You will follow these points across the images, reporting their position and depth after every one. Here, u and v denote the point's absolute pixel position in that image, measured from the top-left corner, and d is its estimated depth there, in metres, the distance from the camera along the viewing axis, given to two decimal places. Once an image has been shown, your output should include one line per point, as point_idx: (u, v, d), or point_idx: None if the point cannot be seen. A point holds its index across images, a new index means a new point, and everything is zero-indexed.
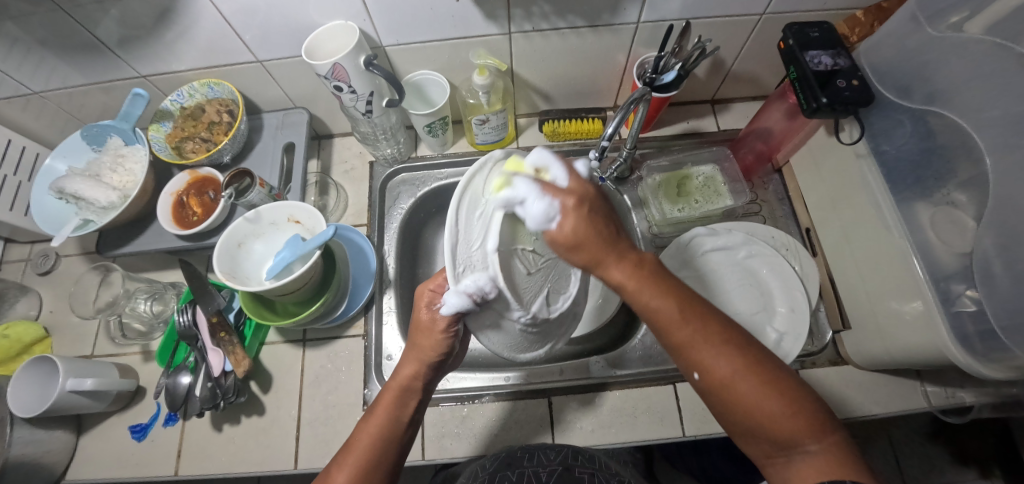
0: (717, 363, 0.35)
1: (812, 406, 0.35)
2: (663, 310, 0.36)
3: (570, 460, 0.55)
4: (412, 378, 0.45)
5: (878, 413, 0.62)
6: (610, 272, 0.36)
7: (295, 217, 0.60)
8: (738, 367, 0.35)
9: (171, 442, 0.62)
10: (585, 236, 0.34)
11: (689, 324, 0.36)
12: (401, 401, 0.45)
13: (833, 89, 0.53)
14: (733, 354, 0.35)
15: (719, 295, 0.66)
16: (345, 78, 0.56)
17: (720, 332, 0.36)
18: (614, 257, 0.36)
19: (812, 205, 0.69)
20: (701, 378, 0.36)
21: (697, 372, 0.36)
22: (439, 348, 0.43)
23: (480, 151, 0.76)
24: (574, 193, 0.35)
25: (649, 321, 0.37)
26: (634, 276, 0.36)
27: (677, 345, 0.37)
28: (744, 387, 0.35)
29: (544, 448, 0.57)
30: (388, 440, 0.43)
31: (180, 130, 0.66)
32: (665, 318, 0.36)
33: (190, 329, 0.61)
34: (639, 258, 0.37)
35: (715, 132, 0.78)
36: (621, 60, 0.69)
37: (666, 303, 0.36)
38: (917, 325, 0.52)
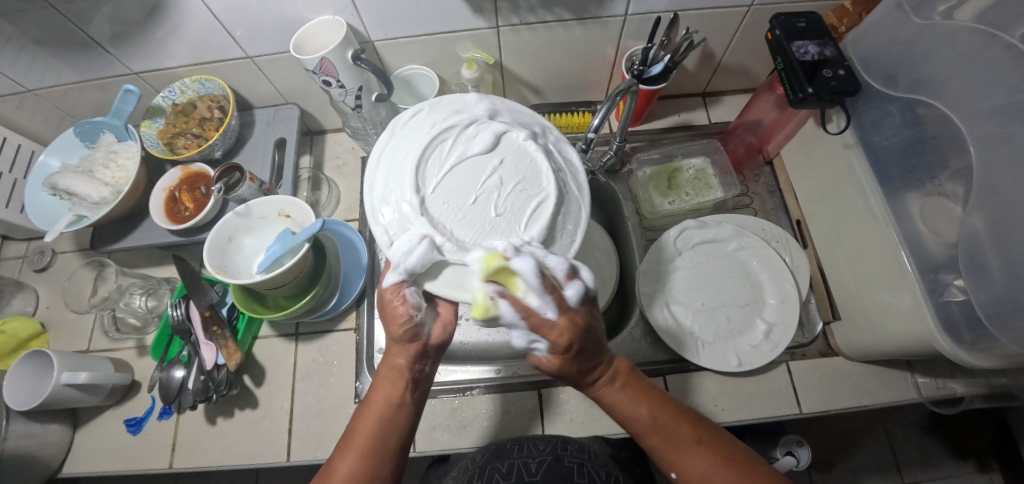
0: (692, 467, 0.39)
1: None
2: (646, 426, 0.41)
3: (560, 449, 0.55)
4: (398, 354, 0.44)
5: (869, 404, 0.62)
6: (589, 378, 0.42)
7: (286, 211, 0.61)
8: (709, 465, 0.39)
9: (166, 435, 0.62)
10: (565, 370, 0.40)
11: (662, 433, 0.41)
12: (392, 382, 0.43)
13: (820, 79, 0.53)
14: (708, 454, 0.39)
15: (710, 287, 0.66)
16: (333, 73, 0.56)
17: (692, 432, 0.41)
18: (592, 367, 0.41)
19: (802, 197, 0.69)
20: (677, 478, 0.41)
21: (675, 472, 0.41)
22: (403, 320, 0.42)
23: None
24: (558, 332, 0.37)
25: (627, 428, 0.43)
26: (609, 389, 0.43)
27: (654, 451, 0.42)
28: None
29: (534, 439, 0.57)
30: (383, 424, 0.42)
31: (172, 126, 0.66)
32: (642, 427, 0.42)
33: (183, 323, 0.62)
34: (615, 369, 0.43)
35: (707, 125, 0.78)
36: (610, 53, 0.69)
37: (634, 408, 0.42)
38: (906, 315, 0.52)
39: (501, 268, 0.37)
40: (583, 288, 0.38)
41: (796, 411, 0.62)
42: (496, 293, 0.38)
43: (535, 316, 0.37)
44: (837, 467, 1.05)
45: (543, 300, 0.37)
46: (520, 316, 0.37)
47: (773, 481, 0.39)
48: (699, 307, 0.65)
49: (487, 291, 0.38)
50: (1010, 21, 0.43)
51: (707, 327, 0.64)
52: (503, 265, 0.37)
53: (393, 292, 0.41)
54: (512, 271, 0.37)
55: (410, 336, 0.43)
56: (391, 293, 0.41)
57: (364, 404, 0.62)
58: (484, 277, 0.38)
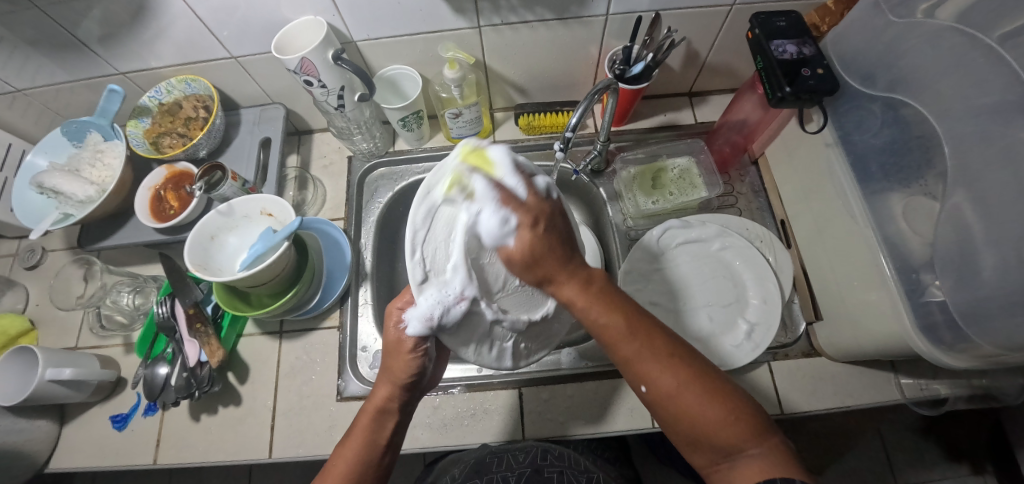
0: (661, 377, 0.37)
1: (750, 412, 0.36)
2: (613, 328, 0.38)
3: (538, 459, 0.62)
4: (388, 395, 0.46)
5: (851, 405, 0.62)
6: (563, 288, 0.39)
7: (268, 210, 0.61)
8: (680, 378, 0.37)
9: (151, 431, 0.63)
10: (540, 255, 0.38)
11: (637, 343, 0.38)
12: (380, 418, 0.46)
13: (798, 78, 0.53)
14: (679, 367, 0.37)
15: (692, 287, 0.66)
16: (314, 73, 0.57)
17: (665, 346, 0.38)
18: (565, 275, 0.39)
19: (786, 196, 0.69)
20: (646, 392, 0.38)
21: (645, 385, 0.38)
22: (410, 369, 0.44)
23: (457, 145, 0.77)
24: (529, 211, 0.38)
25: (601, 337, 0.39)
26: (582, 293, 0.38)
27: (625, 362, 0.38)
28: (688, 396, 0.36)
29: (513, 450, 0.62)
30: (364, 465, 0.44)
31: (157, 125, 0.67)
32: (615, 337, 0.38)
33: (169, 320, 0.63)
34: (592, 276, 0.39)
35: (693, 125, 0.78)
36: (593, 52, 0.69)
37: (611, 317, 0.38)
38: (886, 315, 0.51)
39: (478, 155, 0.40)
40: (547, 184, 0.40)
41: (777, 411, 0.62)
42: (463, 193, 0.38)
43: (511, 193, 0.39)
44: (830, 468, 1.05)
45: (516, 177, 0.39)
46: (492, 189, 0.38)
47: (737, 393, 0.37)
48: (681, 307, 0.65)
49: (460, 167, 0.39)
50: (987, 19, 0.43)
51: (689, 327, 0.63)
52: (476, 148, 0.40)
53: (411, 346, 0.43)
54: (487, 151, 0.40)
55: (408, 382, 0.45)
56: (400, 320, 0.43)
57: (346, 401, 0.62)
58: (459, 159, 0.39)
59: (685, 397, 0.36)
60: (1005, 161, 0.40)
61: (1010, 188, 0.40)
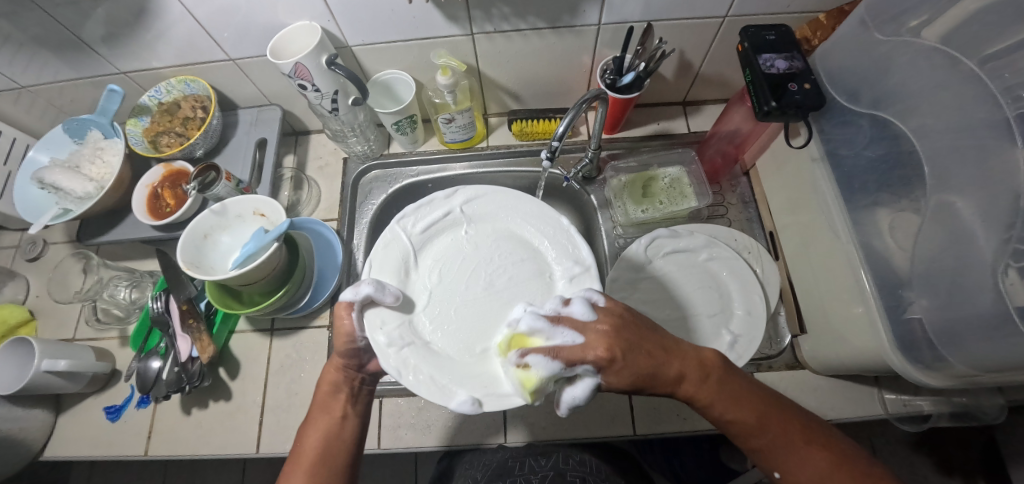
0: (798, 467, 0.39)
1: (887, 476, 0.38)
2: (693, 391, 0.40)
3: (562, 464, 0.59)
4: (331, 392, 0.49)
5: (834, 418, 0.62)
6: (680, 369, 0.40)
7: (260, 210, 0.62)
8: (822, 467, 0.38)
9: (143, 423, 0.65)
10: (631, 381, 0.37)
11: (758, 421, 0.40)
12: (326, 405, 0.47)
13: (784, 93, 0.53)
14: (763, 412, 0.41)
15: (678, 297, 0.67)
16: (308, 77, 0.58)
17: (801, 433, 0.40)
18: (686, 355, 0.40)
19: (775, 209, 0.69)
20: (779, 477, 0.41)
21: (780, 472, 0.40)
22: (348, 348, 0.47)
23: (450, 149, 0.78)
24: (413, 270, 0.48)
25: (725, 422, 0.41)
26: (704, 386, 0.40)
27: (753, 448, 0.41)
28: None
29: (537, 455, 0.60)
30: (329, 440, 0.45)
31: (157, 124, 0.67)
32: (741, 425, 0.41)
33: (162, 316, 0.64)
34: (703, 365, 0.41)
35: (685, 134, 0.78)
36: (586, 61, 0.69)
37: (736, 406, 0.40)
38: (866, 331, 0.51)
39: (523, 338, 0.39)
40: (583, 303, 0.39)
41: None
42: (521, 356, 0.38)
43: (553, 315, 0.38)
44: None
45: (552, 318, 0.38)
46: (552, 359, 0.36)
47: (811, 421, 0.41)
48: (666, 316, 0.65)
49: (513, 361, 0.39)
50: (972, 40, 0.43)
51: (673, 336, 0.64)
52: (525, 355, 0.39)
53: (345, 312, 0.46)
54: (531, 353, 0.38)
55: (347, 359, 0.48)
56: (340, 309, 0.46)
57: None
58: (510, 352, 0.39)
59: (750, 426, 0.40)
60: (986, 183, 0.40)
61: (990, 210, 0.40)
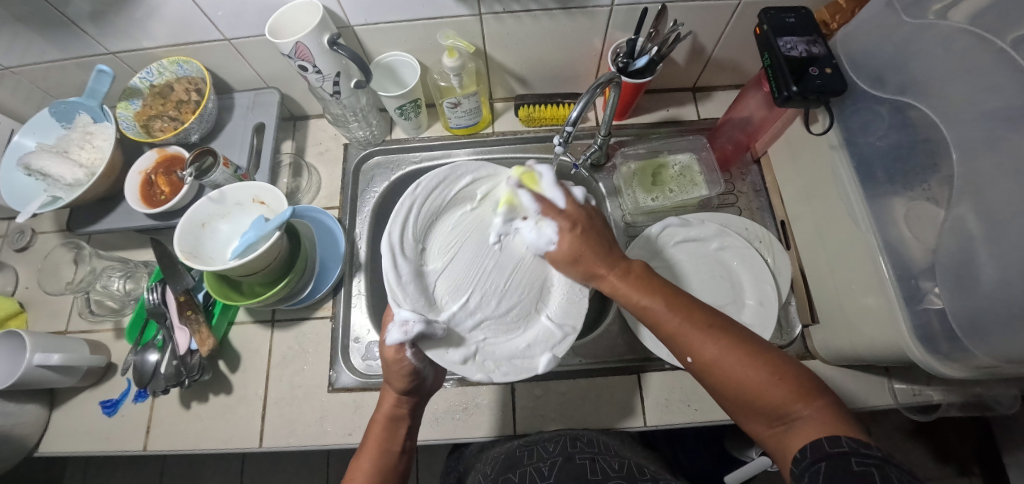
0: (704, 346, 0.39)
1: (797, 376, 0.36)
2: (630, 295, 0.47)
3: (569, 447, 0.54)
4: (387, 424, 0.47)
5: (844, 409, 0.62)
6: (604, 279, 0.50)
7: (260, 198, 0.60)
8: (718, 346, 0.39)
9: (142, 417, 0.63)
10: (575, 252, 0.52)
11: (677, 316, 0.42)
12: (389, 431, 0.47)
13: (805, 77, 0.51)
14: (717, 337, 0.39)
15: (690, 287, 0.65)
16: (309, 58, 0.56)
17: (705, 320, 0.41)
18: (605, 268, 0.50)
19: (787, 197, 0.68)
20: (691, 362, 0.41)
21: (689, 356, 0.41)
22: (405, 378, 0.46)
23: (455, 135, 0.75)
24: (567, 218, 0.54)
25: (645, 317, 0.45)
26: (624, 281, 0.48)
27: (670, 335, 0.43)
28: (727, 361, 0.38)
29: (543, 442, 0.56)
30: (379, 474, 0.44)
31: (149, 108, 0.64)
32: (656, 316, 0.44)
33: (160, 307, 0.62)
34: (630, 269, 0.49)
35: (695, 121, 0.76)
36: (597, 44, 0.67)
37: (652, 299, 0.45)
38: (884, 323, 0.51)
39: (529, 178, 0.58)
40: (583, 193, 0.56)
41: None
42: (517, 188, 0.58)
43: (552, 205, 0.55)
44: None
45: (555, 191, 0.56)
46: (536, 203, 0.56)
47: (796, 370, 0.37)
48: None
49: (511, 187, 0.59)
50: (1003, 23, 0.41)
51: None
52: (529, 172, 0.59)
53: (397, 355, 0.45)
54: (535, 176, 0.58)
55: (404, 385, 0.47)
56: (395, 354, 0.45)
57: (338, 393, 0.62)
58: (516, 176, 0.59)
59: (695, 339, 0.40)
60: (1018, 171, 0.39)
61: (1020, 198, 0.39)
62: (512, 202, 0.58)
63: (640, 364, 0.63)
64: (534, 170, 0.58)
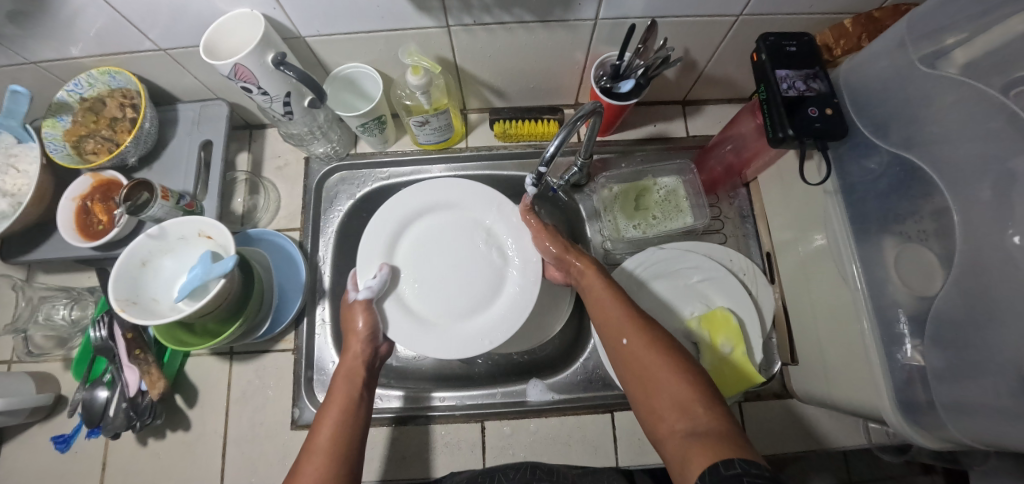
0: (654, 364, 0.43)
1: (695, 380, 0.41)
2: (609, 312, 0.49)
3: (530, 475, 0.50)
4: (353, 362, 0.52)
5: (815, 447, 0.62)
6: (613, 312, 0.49)
7: (206, 232, 0.54)
8: (668, 373, 0.42)
9: (95, 454, 0.60)
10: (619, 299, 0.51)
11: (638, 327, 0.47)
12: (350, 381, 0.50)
13: (802, 118, 0.47)
14: (671, 364, 0.42)
15: (668, 313, 0.63)
16: (252, 79, 0.49)
17: (657, 343, 0.45)
18: (615, 306, 0.50)
19: (774, 228, 0.65)
20: (671, 392, 0.41)
21: (639, 377, 0.44)
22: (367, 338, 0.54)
23: (426, 150, 0.70)
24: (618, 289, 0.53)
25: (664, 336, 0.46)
26: (620, 312, 0.49)
27: (632, 358, 0.45)
28: (665, 386, 0.41)
29: (507, 467, 0.52)
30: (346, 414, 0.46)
31: (79, 125, 0.57)
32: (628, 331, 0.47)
33: (106, 343, 0.58)
34: (633, 311, 0.49)
35: (683, 138, 0.72)
36: (579, 58, 0.61)
37: (636, 325, 0.47)
38: (866, 383, 0.48)
39: (717, 318, 0.60)
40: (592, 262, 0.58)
41: None
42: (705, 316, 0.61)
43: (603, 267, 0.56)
44: None
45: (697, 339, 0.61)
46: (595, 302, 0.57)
47: (717, 396, 0.40)
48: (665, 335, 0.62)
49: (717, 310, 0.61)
50: (1005, 74, 0.40)
51: None
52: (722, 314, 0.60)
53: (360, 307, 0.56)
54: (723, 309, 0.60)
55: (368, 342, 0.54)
56: (361, 307, 0.55)
57: (302, 430, 0.60)
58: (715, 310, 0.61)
59: (648, 360, 0.44)
60: None
61: None
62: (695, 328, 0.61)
63: (615, 403, 0.61)
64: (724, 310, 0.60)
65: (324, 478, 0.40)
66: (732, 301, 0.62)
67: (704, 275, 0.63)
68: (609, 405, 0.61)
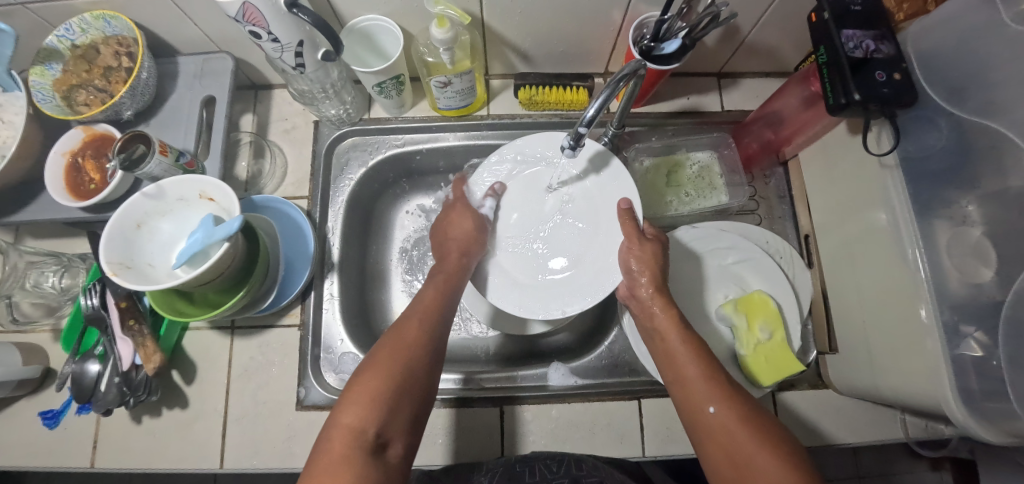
0: (741, 441, 0.35)
1: (796, 462, 0.33)
2: (683, 370, 0.42)
3: (574, 469, 0.46)
4: (445, 287, 0.46)
5: (853, 442, 0.58)
6: (685, 367, 0.42)
7: (208, 194, 0.50)
8: (761, 454, 0.34)
9: (86, 431, 0.56)
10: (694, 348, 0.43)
11: (717, 391, 0.39)
12: (457, 280, 0.48)
13: (869, 82, 0.43)
14: (761, 441, 0.35)
15: (698, 295, 0.59)
16: (262, 23, 0.44)
17: (742, 413, 0.37)
18: (686, 359, 0.42)
19: (814, 209, 0.61)
20: (761, 479, 0.33)
21: (722, 452, 0.36)
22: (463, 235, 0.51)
23: (444, 116, 0.65)
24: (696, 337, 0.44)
25: (749, 402, 0.38)
26: (693, 367, 0.41)
27: (712, 428, 0.38)
28: (760, 467, 0.34)
29: (546, 460, 0.48)
30: (435, 309, 0.44)
31: (71, 75, 0.52)
32: (703, 395, 0.39)
33: (98, 313, 0.53)
34: (708, 367, 0.41)
35: (718, 112, 0.67)
36: (616, 18, 0.56)
37: (713, 387, 0.39)
38: (923, 372, 0.44)
39: (754, 301, 0.56)
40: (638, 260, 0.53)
41: None
42: (738, 297, 0.57)
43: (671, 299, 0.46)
44: None
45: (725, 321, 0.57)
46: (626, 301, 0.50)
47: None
48: (698, 319, 0.59)
49: (755, 294, 0.57)
50: None
51: None
52: (761, 298, 0.56)
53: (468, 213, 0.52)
54: (763, 294, 0.57)
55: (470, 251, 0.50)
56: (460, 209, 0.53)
57: (307, 411, 0.56)
58: (751, 293, 0.57)
59: (745, 441, 0.35)
60: None
61: None
62: (727, 310, 0.57)
63: (641, 389, 0.57)
64: (763, 293, 0.57)
65: (408, 361, 0.38)
66: (768, 283, 0.58)
67: (740, 256, 0.60)
68: (635, 392, 0.57)
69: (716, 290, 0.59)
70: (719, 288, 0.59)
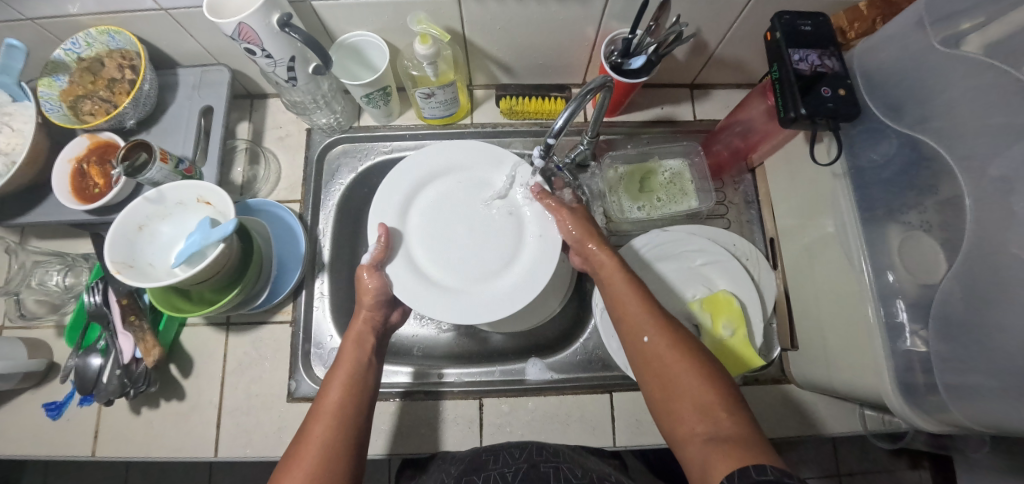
0: (658, 339, 0.43)
1: (712, 369, 0.41)
2: (617, 287, 0.49)
3: (537, 456, 0.49)
4: (354, 351, 0.49)
5: (813, 433, 0.62)
6: (614, 281, 0.50)
7: (205, 198, 0.53)
8: (674, 355, 0.41)
9: (88, 421, 0.59)
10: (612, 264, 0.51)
11: (643, 305, 0.46)
12: (360, 345, 0.50)
13: (815, 98, 0.47)
14: (672, 338, 0.43)
15: (669, 294, 0.63)
16: (256, 41, 0.47)
17: (661, 321, 0.44)
18: (620, 276, 0.50)
19: (778, 214, 0.65)
20: (672, 381, 0.40)
21: (641, 342, 0.44)
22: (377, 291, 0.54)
23: (430, 125, 0.69)
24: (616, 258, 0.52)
25: (665, 313, 0.46)
26: (623, 284, 0.49)
27: (630, 321, 0.46)
28: (675, 363, 0.41)
29: (510, 448, 0.52)
30: (355, 373, 0.47)
31: (77, 86, 0.56)
32: (631, 304, 0.47)
33: (101, 309, 0.57)
34: (634, 284, 0.49)
35: (690, 122, 0.71)
36: (590, 34, 0.60)
37: (637, 302, 0.47)
38: (868, 367, 0.47)
39: (718, 301, 0.60)
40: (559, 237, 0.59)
41: None
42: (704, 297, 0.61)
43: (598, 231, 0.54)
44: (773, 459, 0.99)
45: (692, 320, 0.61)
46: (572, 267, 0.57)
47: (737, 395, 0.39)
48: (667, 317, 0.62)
49: (719, 294, 0.61)
50: None
51: None
52: (725, 297, 0.60)
53: (368, 274, 0.54)
54: (726, 293, 0.60)
55: (376, 310, 0.54)
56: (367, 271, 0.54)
57: (297, 403, 0.59)
58: (716, 293, 0.61)
59: (665, 352, 0.42)
60: None
61: None
62: (694, 309, 0.61)
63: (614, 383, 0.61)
64: (727, 293, 0.60)
65: (343, 430, 0.41)
66: (733, 284, 0.62)
67: (708, 258, 0.63)
68: (607, 385, 0.60)
69: (685, 289, 0.63)
70: (687, 288, 0.63)
